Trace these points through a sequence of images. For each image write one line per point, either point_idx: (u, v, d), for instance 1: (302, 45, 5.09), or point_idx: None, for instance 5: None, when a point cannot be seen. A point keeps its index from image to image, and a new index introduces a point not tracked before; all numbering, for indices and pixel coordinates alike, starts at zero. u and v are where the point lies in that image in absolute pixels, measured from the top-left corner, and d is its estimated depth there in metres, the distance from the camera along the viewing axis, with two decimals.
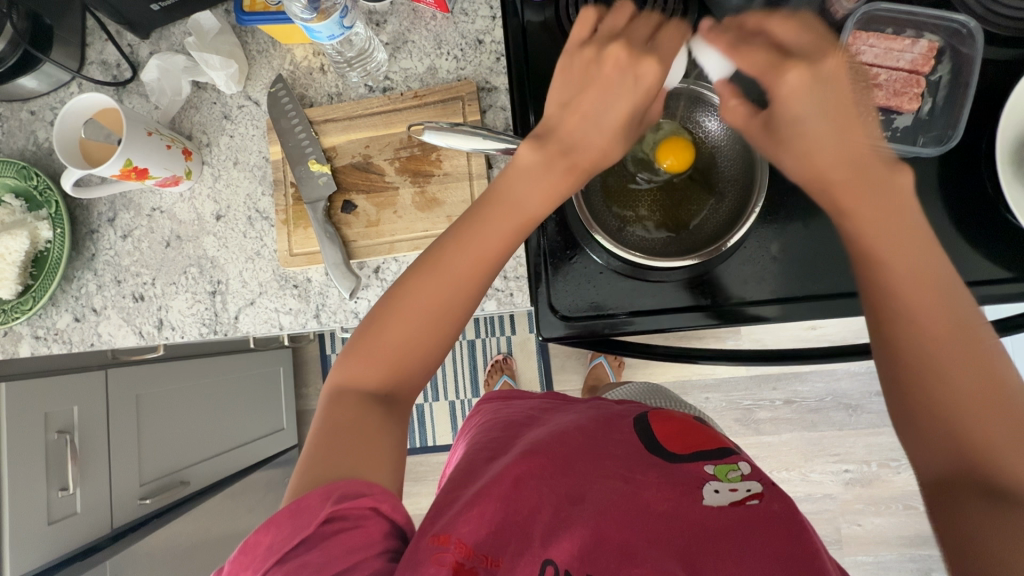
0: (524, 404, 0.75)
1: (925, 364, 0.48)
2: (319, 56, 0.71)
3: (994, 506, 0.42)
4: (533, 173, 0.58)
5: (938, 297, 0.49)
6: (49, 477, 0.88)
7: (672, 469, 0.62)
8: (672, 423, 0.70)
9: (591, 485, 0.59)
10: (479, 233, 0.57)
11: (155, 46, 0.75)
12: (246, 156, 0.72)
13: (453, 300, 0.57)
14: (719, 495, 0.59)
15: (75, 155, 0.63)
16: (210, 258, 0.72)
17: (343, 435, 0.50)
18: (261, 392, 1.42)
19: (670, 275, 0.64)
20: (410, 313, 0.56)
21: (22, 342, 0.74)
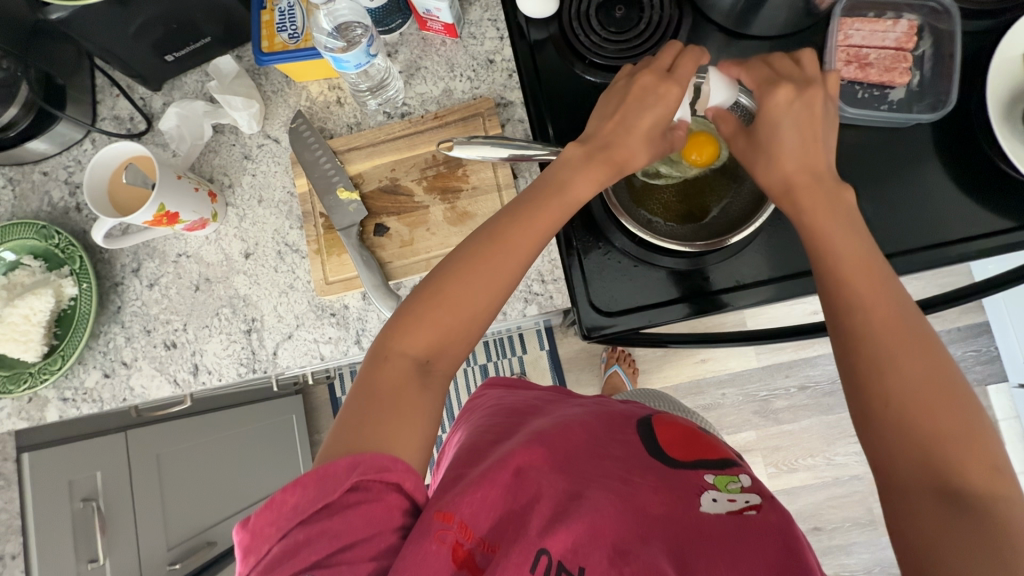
0: (529, 394, 0.74)
1: (875, 364, 0.49)
2: (334, 90, 0.74)
3: (947, 508, 0.43)
4: (588, 164, 0.59)
5: (884, 292, 0.51)
6: (78, 550, 0.84)
7: (672, 475, 0.59)
8: (675, 432, 0.67)
9: (592, 484, 0.56)
10: (532, 212, 0.57)
11: (168, 96, 0.77)
12: (271, 192, 0.73)
13: (496, 286, 0.56)
14: (716, 505, 0.56)
15: (105, 205, 0.62)
16: (242, 297, 0.71)
17: (383, 403, 0.50)
18: (278, 442, 1.38)
19: (698, 262, 0.67)
20: (457, 288, 0.55)
21: (49, 406, 0.72)
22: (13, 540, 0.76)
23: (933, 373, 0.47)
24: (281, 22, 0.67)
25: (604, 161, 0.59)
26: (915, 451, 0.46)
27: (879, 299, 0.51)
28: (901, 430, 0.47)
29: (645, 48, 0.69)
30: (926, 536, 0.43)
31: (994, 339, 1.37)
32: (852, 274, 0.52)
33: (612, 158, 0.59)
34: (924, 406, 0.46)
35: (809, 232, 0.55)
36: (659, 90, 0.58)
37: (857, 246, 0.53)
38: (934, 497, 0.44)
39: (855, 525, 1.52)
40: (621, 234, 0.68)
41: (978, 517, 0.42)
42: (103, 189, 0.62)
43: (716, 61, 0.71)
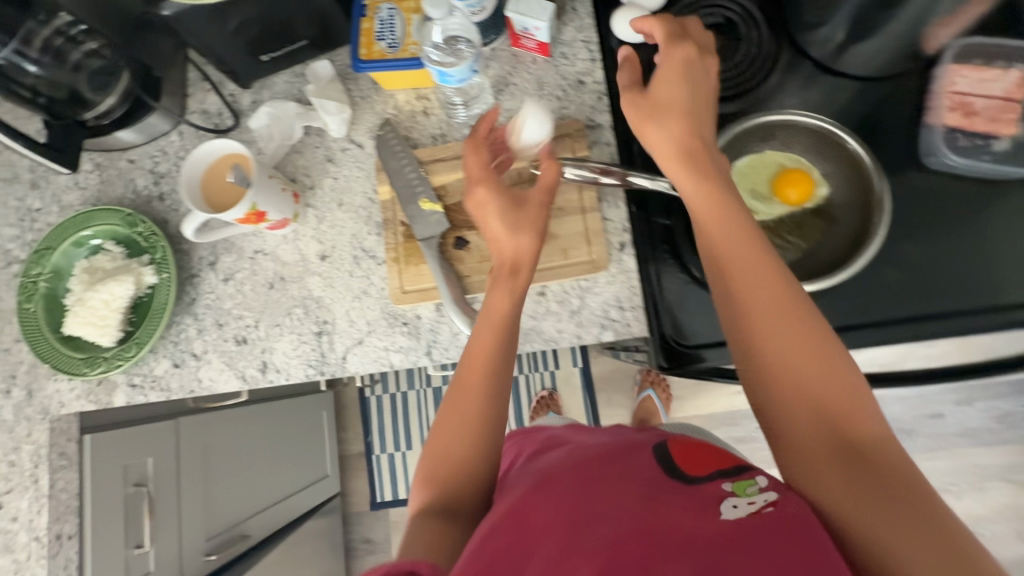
0: (545, 433, 0.65)
1: (815, 410, 0.46)
2: (421, 100, 0.74)
3: (924, 554, 0.38)
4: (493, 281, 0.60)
5: (787, 326, 0.49)
6: (126, 534, 0.84)
7: (690, 494, 0.46)
8: (693, 446, 0.52)
9: (605, 514, 0.45)
10: (472, 338, 0.60)
11: (257, 94, 0.78)
12: (351, 197, 0.73)
13: (486, 396, 0.58)
14: (737, 518, 0.43)
15: (200, 202, 0.63)
16: (315, 299, 0.72)
17: (414, 538, 0.52)
18: (309, 438, 1.38)
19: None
20: (455, 429, 0.58)
21: (117, 391, 0.73)
22: (70, 519, 0.76)
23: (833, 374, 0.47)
24: (380, 30, 0.67)
25: (505, 274, 0.60)
26: (838, 452, 0.44)
27: (759, 298, 0.50)
28: (814, 460, 0.45)
29: (740, 82, 0.70)
30: None
31: None
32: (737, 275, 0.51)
33: (509, 265, 0.60)
34: (851, 448, 0.44)
35: (717, 246, 0.53)
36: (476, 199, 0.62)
37: (728, 250, 0.53)
38: (904, 537, 0.39)
39: None
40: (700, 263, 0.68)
41: (943, 557, 0.38)
42: (198, 184, 0.63)
43: (812, 97, 0.70)
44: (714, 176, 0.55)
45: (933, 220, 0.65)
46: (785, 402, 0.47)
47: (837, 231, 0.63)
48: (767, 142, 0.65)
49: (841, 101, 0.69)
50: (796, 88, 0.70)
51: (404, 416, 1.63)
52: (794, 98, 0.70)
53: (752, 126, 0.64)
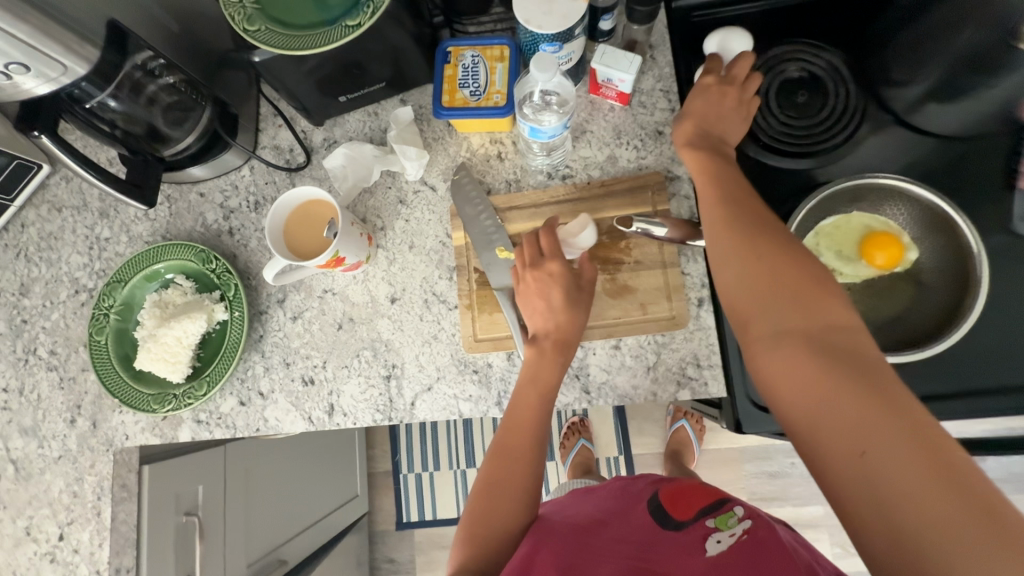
0: (553, 502, 0.74)
1: (813, 350, 0.43)
2: (496, 144, 0.74)
3: (930, 470, 0.37)
4: (544, 355, 0.62)
5: (769, 266, 0.48)
6: (178, 564, 0.84)
7: (682, 537, 0.56)
8: (685, 494, 0.63)
9: (602, 566, 0.53)
10: (514, 414, 0.63)
11: (329, 132, 0.78)
12: (423, 240, 0.73)
13: (525, 469, 0.61)
14: (719, 546, 0.52)
15: (281, 245, 0.62)
16: (384, 341, 0.71)
17: None
18: (342, 459, 1.37)
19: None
20: (493, 500, 0.60)
21: (183, 426, 0.73)
22: (128, 553, 0.75)
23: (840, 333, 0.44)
24: (463, 77, 0.67)
25: (552, 348, 0.62)
26: (843, 370, 0.42)
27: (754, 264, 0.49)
28: (811, 395, 0.42)
29: (825, 139, 0.68)
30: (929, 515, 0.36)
31: None
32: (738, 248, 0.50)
33: (558, 342, 0.63)
34: (852, 375, 0.41)
35: (717, 228, 0.53)
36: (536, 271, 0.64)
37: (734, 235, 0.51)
38: (917, 458, 0.37)
39: None
40: None
41: (953, 473, 0.36)
42: (279, 227, 0.63)
43: (898, 156, 0.68)
44: (721, 176, 0.56)
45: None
46: (786, 365, 0.44)
47: (924, 298, 0.63)
48: (855, 204, 0.65)
49: (929, 161, 0.67)
50: (883, 145, 0.68)
51: (434, 437, 1.62)
52: (879, 156, 0.68)
53: (840, 188, 0.64)
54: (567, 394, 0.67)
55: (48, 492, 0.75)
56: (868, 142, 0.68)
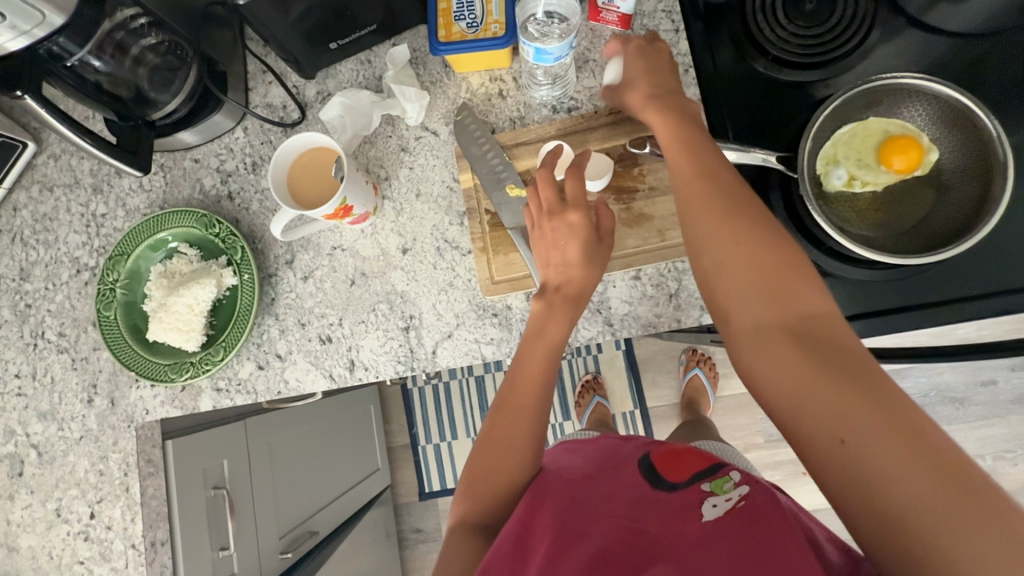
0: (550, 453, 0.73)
1: (776, 317, 0.45)
2: (496, 82, 0.71)
3: (892, 434, 0.37)
4: (557, 310, 0.60)
5: (733, 235, 0.49)
6: (211, 536, 0.84)
7: (675, 497, 0.56)
8: (680, 460, 0.63)
9: (599, 524, 0.54)
10: (523, 374, 0.60)
11: (321, 84, 0.75)
12: (429, 186, 0.71)
13: (529, 425, 0.59)
14: (713, 511, 0.51)
15: (286, 195, 0.60)
16: (400, 293, 0.70)
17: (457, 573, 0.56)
18: (361, 432, 1.37)
19: (896, 274, 0.64)
20: (492, 452, 0.60)
21: (203, 396, 0.72)
22: (162, 526, 0.75)
23: (820, 319, 0.44)
24: (459, 9, 0.64)
25: (563, 301, 0.60)
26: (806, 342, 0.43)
27: (737, 267, 0.47)
28: (780, 365, 0.43)
29: (833, 48, 0.65)
30: (886, 473, 0.36)
31: None
32: (717, 263, 0.49)
33: (569, 296, 0.60)
34: (819, 349, 0.42)
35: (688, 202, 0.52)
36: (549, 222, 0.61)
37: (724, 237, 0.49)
38: (882, 421, 0.38)
39: None
40: (807, 242, 0.65)
41: (918, 436, 0.37)
42: (283, 177, 0.61)
43: (913, 58, 0.66)
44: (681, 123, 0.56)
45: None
46: (757, 343, 0.45)
47: (945, 198, 0.62)
48: (871, 109, 0.63)
49: (945, 61, 0.65)
50: (897, 49, 0.66)
51: (448, 407, 1.62)
52: (894, 60, 0.66)
53: (857, 93, 0.62)
54: (590, 329, 0.66)
55: (73, 473, 0.74)
56: (881, 48, 0.66)
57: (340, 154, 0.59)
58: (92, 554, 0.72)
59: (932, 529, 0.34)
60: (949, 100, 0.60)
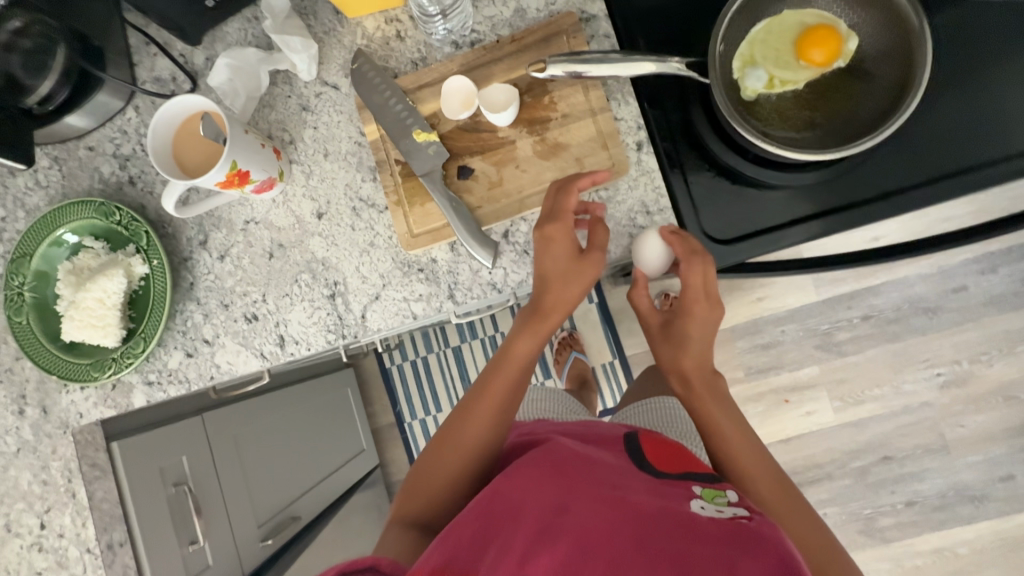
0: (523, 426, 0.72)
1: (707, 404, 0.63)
2: (392, 23, 0.66)
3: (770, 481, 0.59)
4: (533, 322, 0.62)
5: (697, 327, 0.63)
6: (178, 533, 0.83)
7: (662, 484, 0.56)
8: (666, 452, 0.64)
9: (578, 494, 0.53)
10: (497, 372, 0.63)
11: (210, 50, 0.70)
12: (336, 144, 0.67)
13: (497, 414, 0.61)
14: (704, 512, 0.51)
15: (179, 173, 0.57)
16: (321, 261, 0.67)
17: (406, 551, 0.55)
18: (342, 416, 1.35)
19: (827, 174, 0.61)
20: (455, 427, 0.61)
21: (135, 392, 0.69)
22: (119, 527, 0.74)
23: (729, 431, 0.62)
24: None
25: (536, 318, 0.62)
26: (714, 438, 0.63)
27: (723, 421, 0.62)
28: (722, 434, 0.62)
29: None
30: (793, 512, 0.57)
31: None
32: (700, 393, 0.63)
33: (541, 306, 0.61)
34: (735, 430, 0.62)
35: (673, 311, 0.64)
36: (547, 236, 0.58)
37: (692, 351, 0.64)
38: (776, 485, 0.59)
39: (927, 452, 1.46)
40: (734, 152, 0.62)
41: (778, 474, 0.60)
42: (168, 156, 0.57)
43: None
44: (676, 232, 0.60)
45: (980, 57, 0.59)
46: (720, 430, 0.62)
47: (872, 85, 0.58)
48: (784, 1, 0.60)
49: None
50: None
51: (427, 381, 1.60)
52: None
53: None
54: (520, 271, 0.63)
55: (17, 486, 0.71)
56: None
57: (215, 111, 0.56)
58: (49, 564, 0.70)
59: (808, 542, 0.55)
60: None
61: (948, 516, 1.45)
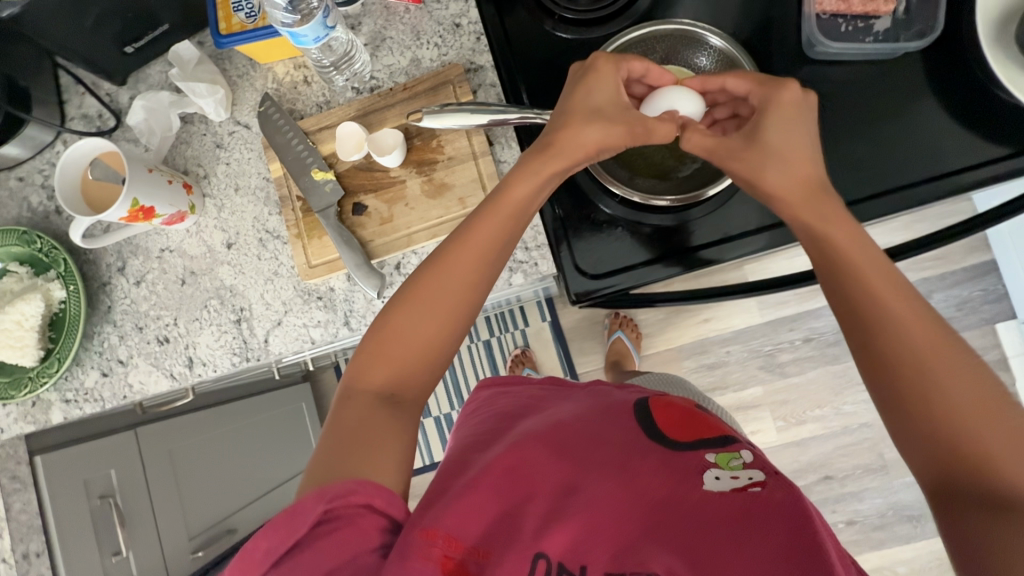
0: (524, 387, 0.72)
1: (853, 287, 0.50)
2: (300, 69, 0.71)
3: (955, 370, 0.45)
4: (536, 158, 0.57)
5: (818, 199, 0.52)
6: (101, 544, 0.87)
7: (674, 455, 0.59)
8: (681, 416, 0.66)
9: (586, 478, 0.57)
10: (484, 217, 0.56)
11: (134, 90, 0.75)
12: (247, 179, 0.72)
13: (470, 273, 0.56)
14: (718, 483, 0.56)
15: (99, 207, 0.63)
16: (228, 287, 0.71)
17: (359, 438, 0.51)
18: (293, 430, 1.38)
19: (691, 215, 0.65)
20: (432, 281, 0.55)
21: (53, 409, 0.73)
22: (36, 538, 0.78)
23: (885, 308, 0.48)
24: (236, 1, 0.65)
25: (541, 158, 0.56)
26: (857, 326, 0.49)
27: (891, 286, 0.48)
28: (881, 316, 0.48)
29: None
30: (965, 406, 0.44)
31: (1002, 277, 1.33)
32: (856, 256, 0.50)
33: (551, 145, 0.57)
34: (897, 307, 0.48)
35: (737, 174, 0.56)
36: (592, 68, 0.57)
37: (844, 225, 0.51)
38: (960, 368, 0.45)
39: (867, 471, 1.44)
40: (602, 193, 0.66)
41: (949, 367, 0.46)
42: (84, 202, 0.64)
43: (696, 5, 0.67)
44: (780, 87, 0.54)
45: (837, 111, 0.64)
46: (876, 298, 0.48)
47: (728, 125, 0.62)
48: (648, 58, 0.67)
49: (722, 5, 0.67)
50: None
51: None
52: (674, 10, 0.67)
53: (629, 43, 0.66)
54: None
55: None
56: None
57: (96, 147, 0.64)
58: None
59: (989, 439, 0.43)
60: (706, 39, 0.64)
61: (887, 535, 1.42)
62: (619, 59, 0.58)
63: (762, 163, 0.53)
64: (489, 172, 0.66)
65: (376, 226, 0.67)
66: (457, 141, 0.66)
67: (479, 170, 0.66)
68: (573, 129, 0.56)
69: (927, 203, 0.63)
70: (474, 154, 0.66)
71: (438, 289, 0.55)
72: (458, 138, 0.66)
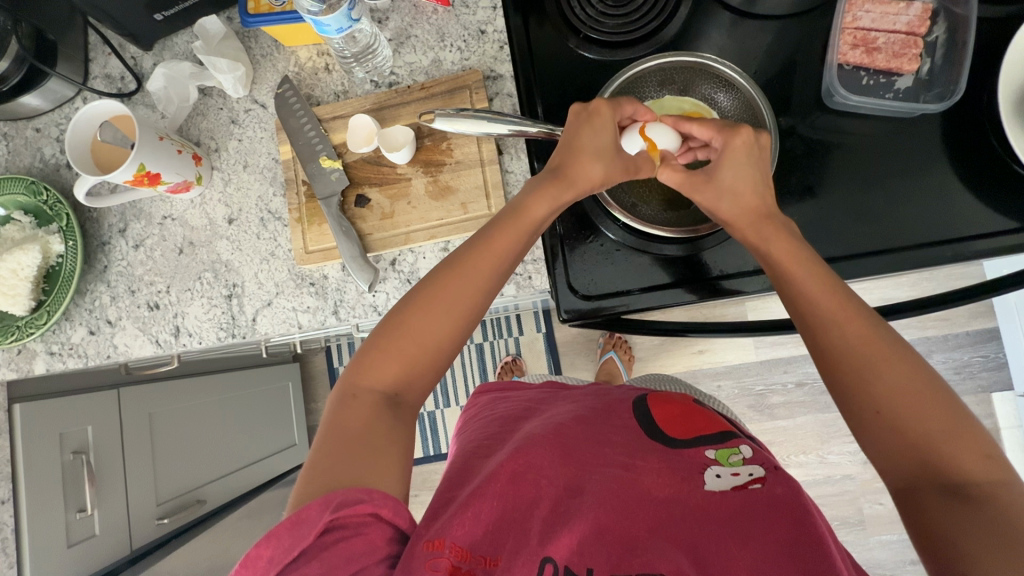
0: (521, 396, 0.74)
1: (832, 345, 0.52)
2: (323, 55, 0.72)
3: (932, 403, 0.48)
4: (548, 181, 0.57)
5: (800, 261, 0.54)
6: (67, 500, 0.87)
7: (672, 455, 0.60)
8: (672, 408, 0.67)
9: (590, 475, 0.58)
10: (502, 229, 0.56)
11: (158, 57, 0.76)
12: (256, 158, 0.72)
13: (484, 280, 0.56)
14: (721, 482, 0.56)
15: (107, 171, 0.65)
16: (224, 262, 0.72)
17: (352, 442, 0.49)
18: (274, 409, 1.38)
19: (703, 244, 0.65)
20: (438, 289, 0.55)
21: (37, 359, 0.74)
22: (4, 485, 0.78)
23: (868, 358, 0.50)
24: None
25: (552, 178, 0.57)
26: (838, 382, 0.52)
27: (824, 299, 0.53)
28: (866, 372, 0.50)
29: (644, 24, 0.66)
30: (940, 437, 0.47)
31: (1004, 346, 1.31)
32: (837, 314, 0.52)
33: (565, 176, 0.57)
34: (876, 356, 0.50)
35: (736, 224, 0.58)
36: (592, 109, 0.58)
37: (790, 254, 0.54)
38: (935, 401, 0.48)
39: (843, 524, 1.42)
40: (605, 217, 0.66)
41: (932, 398, 0.48)
42: (94, 168, 0.66)
43: (720, 41, 0.67)
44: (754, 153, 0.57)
45: (851, 164, 0.64)
46: (859, 349, 0.51)
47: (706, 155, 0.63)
48: (666, 87, 0.67)
49: (747, 44, 0.67)
50: (700, 32, 0.67)
51: None
52: (699, 43, 0.67)
53: (647, 70, 0.65)
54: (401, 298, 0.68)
55: None
56: (689, 28, 0.67)
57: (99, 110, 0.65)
58: None
59: (968, 465, 0.46)
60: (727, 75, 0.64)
61: None
62: (614, 102, 0.59)
63: (716, 199, 0.58)
64: (494, 181, 0.66)
65: (375, 219, 0.67)
66: (467, 146, 0.66)
67: (485, 177, 0.66)
68: (580, 161, 0.57)
69: (932, 265, 0.62)
70: (482, 161, 0.66)
71: (449, 294, 0.55)
72: (468, 143, 0.66)
